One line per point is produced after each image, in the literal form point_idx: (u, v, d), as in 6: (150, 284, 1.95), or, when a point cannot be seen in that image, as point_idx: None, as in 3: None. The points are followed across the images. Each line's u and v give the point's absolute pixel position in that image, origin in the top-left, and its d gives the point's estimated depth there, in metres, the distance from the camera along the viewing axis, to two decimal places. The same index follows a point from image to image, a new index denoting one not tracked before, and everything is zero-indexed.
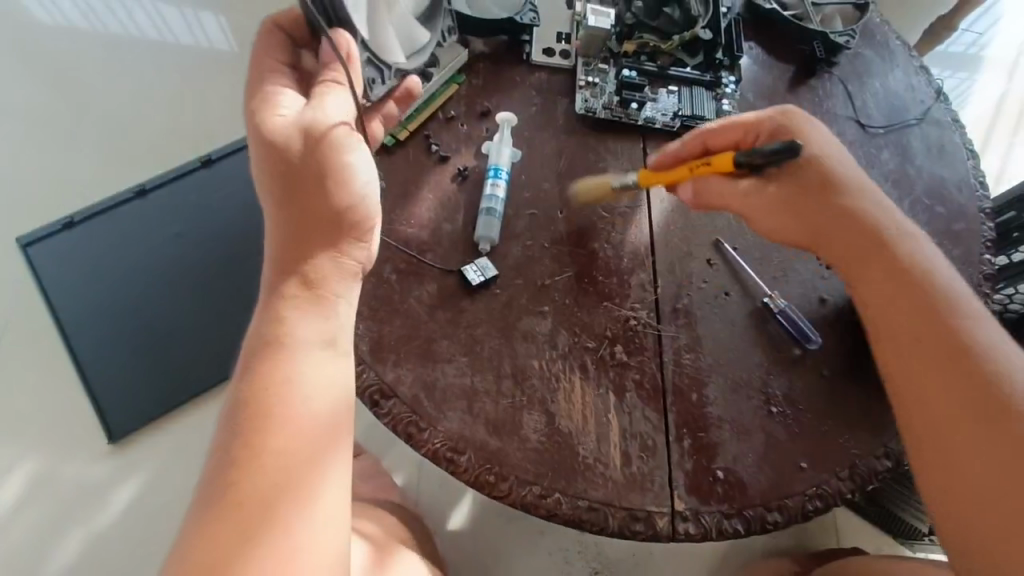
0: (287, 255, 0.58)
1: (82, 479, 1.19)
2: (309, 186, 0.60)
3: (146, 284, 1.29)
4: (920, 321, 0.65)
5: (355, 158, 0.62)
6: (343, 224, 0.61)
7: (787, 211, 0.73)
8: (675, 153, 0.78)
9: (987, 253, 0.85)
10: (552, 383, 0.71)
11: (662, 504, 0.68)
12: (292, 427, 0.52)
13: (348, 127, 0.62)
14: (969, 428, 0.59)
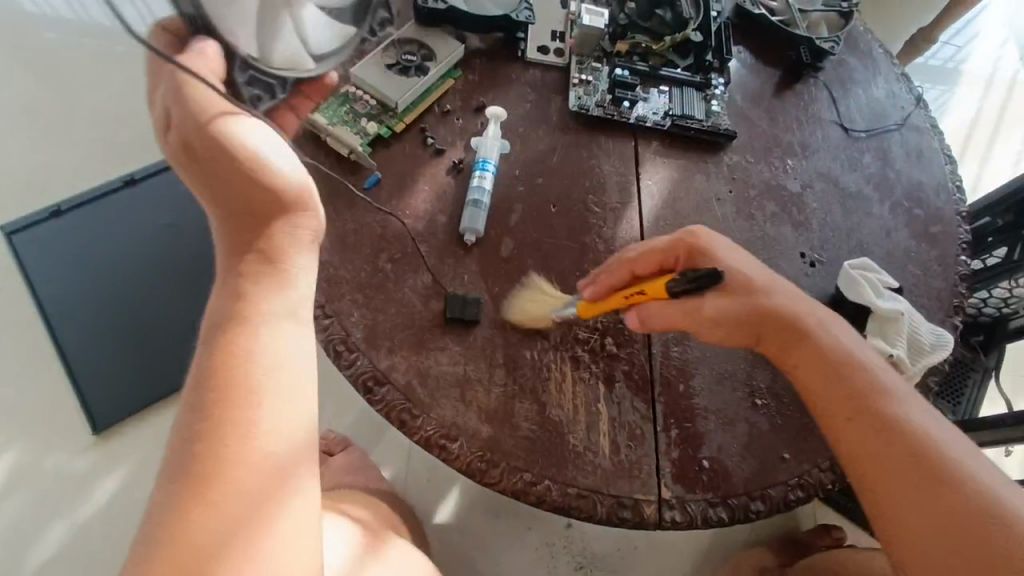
0: (233, 248, 0.55)
1: (66, 469, 1.18)
2: (230, 184, 0.54)
3: (133, 274, 1.28)
4: (863, 428, 0.61)
5: (259, 142, 0.55)
6: (283, 206, 0.56)
7: (738, 320, 0.68)
8: (606, 280, 0.73)
9: (964, 255, 0.88)
10: (543, 373, 0.73)
11: (649, 492, 0.69)
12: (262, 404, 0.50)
13: (235, 115, 0.54)
14: (940, 534, 0.55)
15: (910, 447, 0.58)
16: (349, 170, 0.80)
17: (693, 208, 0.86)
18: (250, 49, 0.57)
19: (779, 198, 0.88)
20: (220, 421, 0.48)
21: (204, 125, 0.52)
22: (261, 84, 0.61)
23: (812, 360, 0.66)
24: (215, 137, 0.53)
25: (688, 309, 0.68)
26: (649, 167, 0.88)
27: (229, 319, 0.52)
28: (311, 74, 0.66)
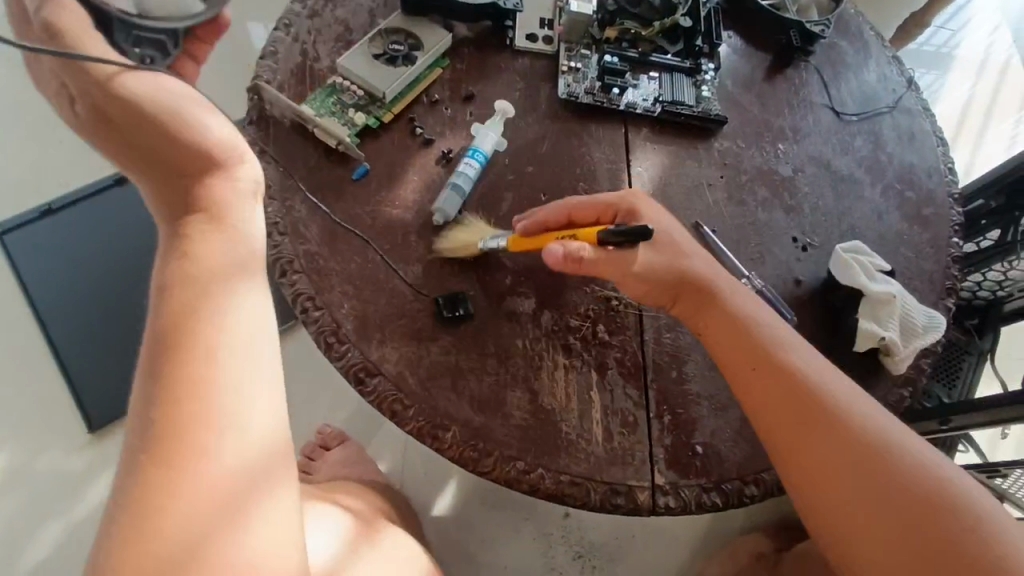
0: (169, 213, 0.53)
1: (62, 468, 1.18)
2: (153, 143, 0.53)
3: (125, 272, 1.28)
4: (778, 393, 0.64)
5: (172, 97, 0.55)
6: (210, 157, 0.55)
7: (657, 285, 0.71)
8: (542, 217, 0.73)
9: (956, 237, 0.88)
10: (536, 362, 0.72)
11: (643, 479, 0.69)
12: (219, 377, 0.48)
13: (138, 74, 0.55)
14: (856, 483, 0.59)
15: (823, 412, 0.62)
16: (337, 161, 0.79)
17: (684, 194, 0.86)
18: (120, 2, 0.60)
19: (770, 182, 0.88)
20: (176, 396, 0.46)
21: (115, 92, 0.53)
22: (150, 40, 0.62)
23: (731, 332, 0.68)
24: (130, 99, 0.53)
25: (621, 259, 0.70)
26: (640, 153, 0.87)
27: (178, 283, 0.50)
28: (199, 17, 0.65)
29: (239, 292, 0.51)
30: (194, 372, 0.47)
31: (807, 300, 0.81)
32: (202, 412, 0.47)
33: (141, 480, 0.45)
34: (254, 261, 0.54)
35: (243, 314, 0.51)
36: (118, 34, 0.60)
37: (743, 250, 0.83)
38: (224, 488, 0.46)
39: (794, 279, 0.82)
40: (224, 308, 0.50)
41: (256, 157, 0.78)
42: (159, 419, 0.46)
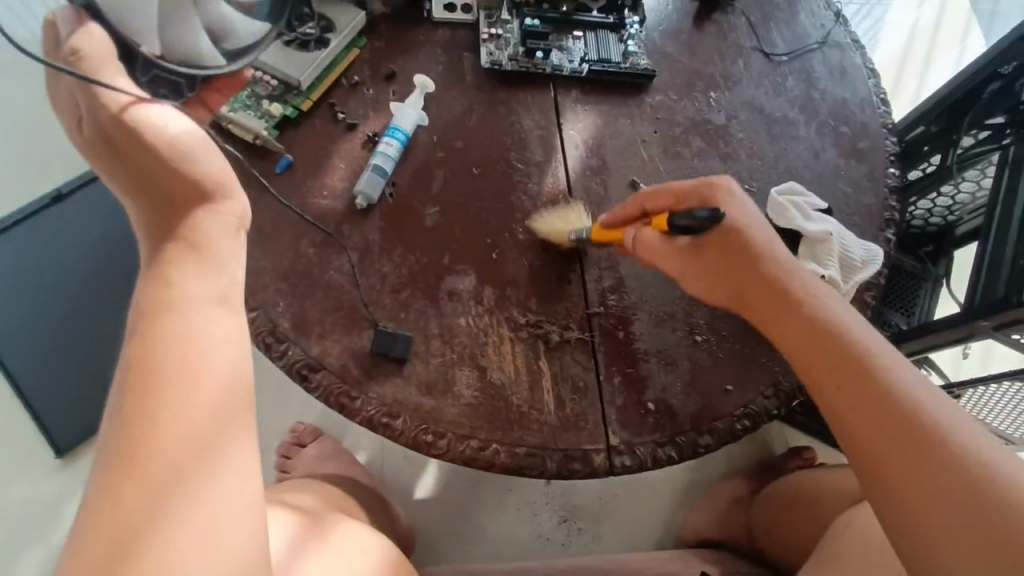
0: (151, 237, 0.50)
1: (32, 495, 1.17)
2: (144, 169, 0.50)
3: (73, 293, 1.24)
4: (835, 365, 0.59)
5: (170, 125, 0.51)
6: (197, 191, 0.51)
7: (729, 283, 0.68)
8: (622, 210, 0.74)
9: (892, 167, 0.88)
10: (481, 338, 0.72)
11: (598, 441, 0.70)
12: (173, 378, 0.45)
13: (142, 100, 0.50)
14: (911, 470, 0.52)
15: (879, 382, 0.56)
16: (258, 157, 0.76)
17: (619, 153, 0.84)
18: (149, 42, 0.56)
19: (705, 132, 0.87)
20: (140, 403, 0.43)
21: (110, 110, 0.49)
22: (170, 83, 0.58)
23: (783, 313, 0.64)
24: (125, 120, 0.49)
25: (689, 256, 0.69)
26: (571, 116, 0.86)
27: (150, 309, 0.47)
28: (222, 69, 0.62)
29: (220, 315, 0.48)
30: (171, 391, 0.44)
31: None
32: (178, 431, 0.43)
33: (111, 500, 0.41)
34: (235, 289, 0.51)
35: (223, 336, 0.48)
36: (136, 67, 0.56)
37: None
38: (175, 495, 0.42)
39: None
40: (203, 329, 0.47)
41: None
42: (130, 437, 0.42)
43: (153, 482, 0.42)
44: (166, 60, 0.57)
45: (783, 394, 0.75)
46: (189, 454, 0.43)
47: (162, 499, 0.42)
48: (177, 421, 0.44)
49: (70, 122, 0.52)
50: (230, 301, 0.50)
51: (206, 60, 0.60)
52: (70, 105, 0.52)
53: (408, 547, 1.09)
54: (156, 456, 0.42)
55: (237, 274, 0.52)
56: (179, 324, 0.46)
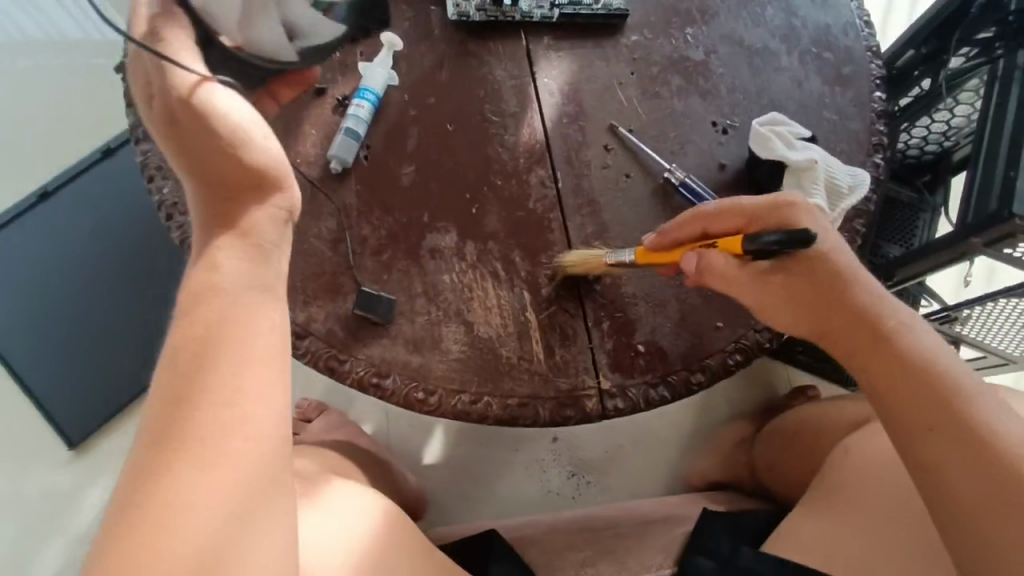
0: (203, 222, 0.50)
1: (50, 487, 1.19)
2: (208, 158, 0.48)
3: (68, 288, 1.24)
4: (911, 385, 0.59)
5: (239, 112, 0.48)
6: (256, 182, 0.50)
7: (802, 304, 0.64)
8: (674, 233, 0.67)
9: (878, 91, 0.86)
10: (465, 294, 0.71)
11: (589, 386, 0.70)
12: (235, 328, 0.46)
13: (211, 84, 0.48)
14: (947, 442, 0.56)
15: (954, 409, 0.57)
16: None
17: (597, 97, 0.81)
18: (231, 31, 0.52)
19: (684, 69, 0.84)
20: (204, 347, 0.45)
21: (180, 91, 0.47)
22: (246, 75, 0.55)
23: (870, 344, 0.61)
24: (194, 102, 0.47)
25: (757, 277, 0.63)
26: (544, 63, 0.82)
27: (201, 291, 0.47)
28: (293, 68, 0.58)
29: (272, 309, 0.49)
30: (232, 389, 0.44)
31: (731, 184, 0.80)
32: (239, 380, 0.44)
33: (168, 444, 0.41)
34: (281, 281, 0.51)
35: (270, 335, 0.47)
36: (211, 53, 0.51)
37: (663, 144, 0.80)
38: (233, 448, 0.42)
39: (718, 164, 0.80)
40: (256, 323, 0.47)
41: (142, 140, 0.74)
42: (195, 382, 0.43)
43: (221, 478, 0.42)
44: (242, 50, 0.54)
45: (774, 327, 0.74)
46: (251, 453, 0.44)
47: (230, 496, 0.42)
48: (239, 418, 0.44)
49: (140, 92, 0.49)
50: (276, 291, 0.50)
51: (281, 57, 0.57)
52: (139, 69, 0.49)
53: (417, 511, 1.11)
54: (224, 454, 0.42)
55: (282, 266, 0.51)
56: (232, 316, 0.46)
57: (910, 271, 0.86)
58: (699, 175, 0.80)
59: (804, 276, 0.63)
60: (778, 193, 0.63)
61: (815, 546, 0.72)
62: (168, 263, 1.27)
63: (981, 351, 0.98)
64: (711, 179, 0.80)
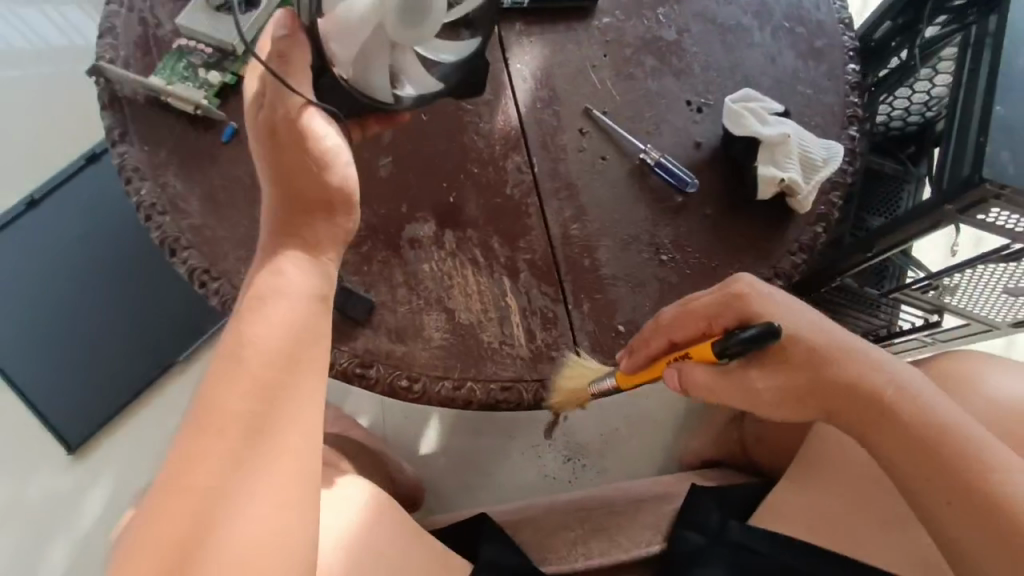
0: (274, 231, 0.61)
1: (51, 492, 1.20)
2: (295, 171, 0.60)
3: (60, 295, 1.25)
4: (921, 458, 0.59)
5: (330, 138, 0.61)
6: (327, 201, 0.61)
7: (795, 393, 0.64)
8: (646, 349, 0.68)
9: (851, 63, 0.86)
10: (446, 282, 0.72)
11: (571, 368, 0.71)
12: (261, 332, 0.56)
13: (316, 109, 0.61)
14: (940, 496, 0.58)
15: (969, 482, 0.57)
16: (202, 129, 0.75)
17: (571, 81, 0.82)
18: (343, 67, 0.62)
19: (656, 49, 0.84)
20: (235, 348, 0.55)
21: (290, 111, 0.60)
22: (346, 102, 0.64)
23: (860, 409, 0.62)
24: (300, 120, 0.60)
25: (740, 376, 0.64)
26: (517, 49, 0.82)
27: (254, 298, 0.58)
28: (385, 107, 0.65)
29: (309, 310, 0.58)
30: (249, 373, 0.54)
31: (710, 161, 0.79)
32: (255, 373, 0.54)
33: (199, 425, 0.52)
34: (330, 288, 0.61)
35: (301, 335, 0.57)
36: (323, 78, 0.62)
37: (638, 125, 0.80)
38: (243, 434, 0.52)
39: (694, 142, 0.80)
40: (287, 319, 0.57)
41: (119, 141, 0.75)
42: (223, 371, 0.54)
43: (225, 446, 0.52)
44: (349, 83, 0.63)
45: None
46: (251, 427, 0.53)
47: (232, 459, 0.52)
48: (246, 398, 0.53)
49: (253, 100, 0.62)
50: (325, 299, 0.60)
51: (376, 96, 0.64)
52: (258, 87, 0.62)
53: (416, 500, 1.11)
54: (230, 423, 0.52)
55: (335, 276, 0.62)
56: (268, 310, 0.57)
57: (897, 237, 0.84)
58: (675, 155, 0.80)
59: (781, 362, 0.64)
60: (725, 284, 0.66)
61: (796, 517, 0.74)
62: (156, 266, 1.27)
63: (965, 319, 0.98)
64: (688, 158, 0.79)
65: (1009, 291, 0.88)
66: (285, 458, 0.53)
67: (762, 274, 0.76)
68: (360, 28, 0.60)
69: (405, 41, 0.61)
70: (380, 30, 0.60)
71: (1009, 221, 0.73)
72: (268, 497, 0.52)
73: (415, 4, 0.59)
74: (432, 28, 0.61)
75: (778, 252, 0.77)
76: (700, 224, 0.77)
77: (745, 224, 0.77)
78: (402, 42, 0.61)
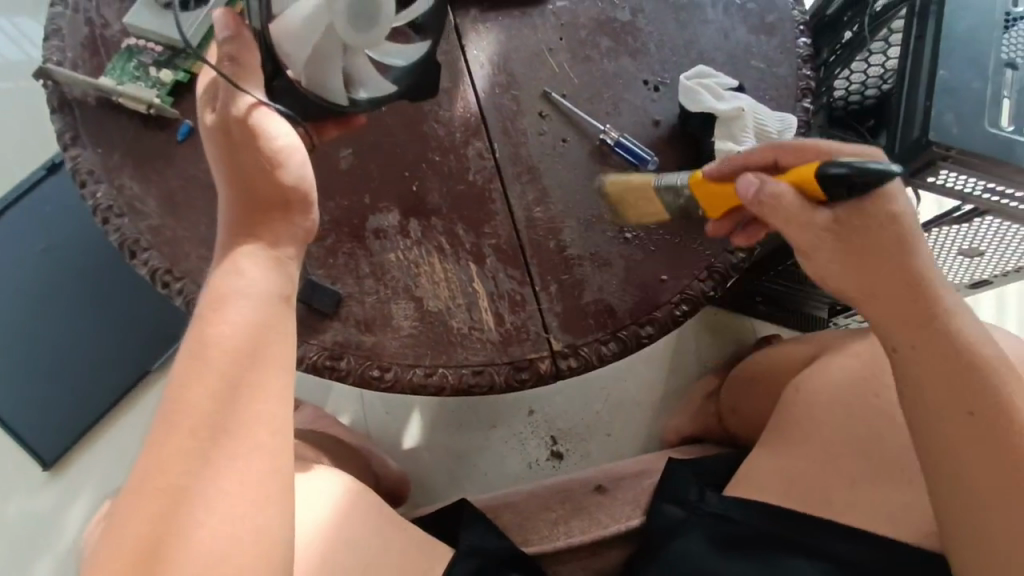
0: (232, 231, 0.60)
1: (30, 510, 1.18)
2: (247, 172, 0.60)
3: (25, 310, 1.22)
4: (948, 391, 0.61)
5: (281, 136, 0.61)
6: (283, 201, 0.61)
7: (856, 271, 0.61)
8: (738, 162, 0.64)
9: (803, 37, 0.87)
10: (412, 270, 0.72)
11: (541, 349, 0.72)
12: (221, 333, 0.55)
13: (264, 108, 0.60)
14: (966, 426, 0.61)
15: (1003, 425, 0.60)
16: (156, 129, 0.74)
17: (527, 66, 0.82)
18: (296, 70, 0.63)
19: (611, 30, 0.84)
20: (199, 348, 0.55)
21: (236, 113, 0.59)
22: (302, 104, 0.65)
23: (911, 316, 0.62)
24: (249, 122, 0.59)
25: (817, 226, 0.58)
26: (474, 36, 0.82)
27: (213, 299, 0.57)
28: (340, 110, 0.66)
29: (272, 309, 0.58)
30: (213, 372, 0.54)
31: (668, 138, 0.80)
32: (220, 374, 0.54)
33: (167, 428, 0.52)
34: (290, 286, 0.61)
35: (264, 332, 0.57)
36: (277, 81, 0.64)
37: (596, 105, 0.81)
38: (211, 434, 0.52)
39: (652, 120, 0.81)
40: (248, 320, 0.56)
41: (71, 145, 0.74)
42: (187, 372, 0.54)
43: (190, 449, 0.51)
44: (303, 85, 0.64)
45: (718, 275, 0.76)
46: (214, 428, 0.52)
47: (197, 461, 0.51)
48: (209, 401, 0.53)
49: (203, 104, 0.61)
50: (288, 298, 0.60)
51: (332, 98, 0.65)
52: (210, 90, 0.61)
53: (401, 493, 1.11)
54: (195, 423, 0.52)
55: (293, 274, 0.62)
56: (230, 311, 0.56)
57: None
58: (634, 134, 0.80)
59: (863, 244, 0.59)
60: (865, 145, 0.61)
61: (766, 476, 0.76)
62: (123, 275, 1.25)
63: None
64: (647, 136, 0.80)
65: (963, 253, 0.89)
66: (252, 460, 0.53)
67: (726, 247, 0.77)
68: (312, 30, 0.61)
69: (357, 42, 0.62)
70: (330, 31, 0.61)
71: (963, 184, 0.75)
72: (236, 500, 0.51)
73: (365, 6, 0.60)
74: (381, 30, 0.62)
75: None
76: None
77: None
78: (353, 43, 0.62)
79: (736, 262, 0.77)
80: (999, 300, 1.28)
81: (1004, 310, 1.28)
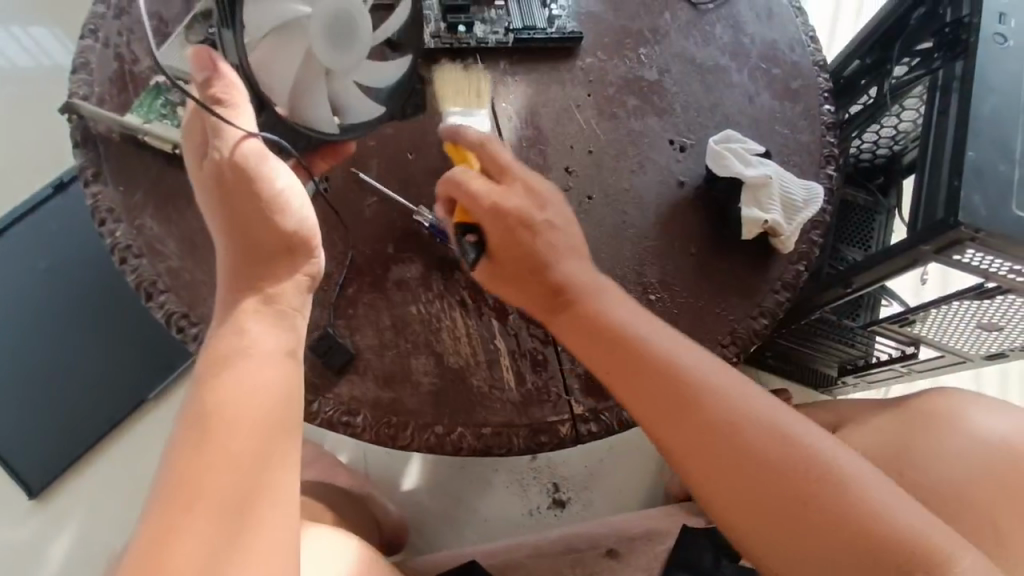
0: (235, 283, 0.60)
1: (14, 539, 1.14)
2: (243, 216, 0.61)
3: (21, 331, 1.19)
4: (689, 446, 0.57)
5: (277, 177, 0.63)
6: (287, 244, 0.63)
7: (547, 293, 0.67)
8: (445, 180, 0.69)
9: (826, 105, 0.88)
10: (434, 325, 0.71)
11: (562, 412, 0.71)
12: (226, 402, 0.53)
13: (254, 141, 0.61)
14: (727, 475, 0.55)
15: (749, 459, 0.54)
16: (181, 169, 0.73)
17: (555, 120, 0.82)
18: (281, 103, 0.65)
19: (638, 90, 0.85)
20: (205, 417, 0.52)
21: (229, 154, 0.60)
22: (295, 138, 0.67)
23: (625, 361, 0.62)
24: (240, 164, 0.61)
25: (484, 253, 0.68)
26: (502, 89, 0.82)
27: (222, 360, 0.55)
28: (332, 137, 0.68)
29: (280, 370, 0.57)
30: (220, 442, 0.51)
31: (693, 201, 0.80)
32: (230, 445, 0.51)
33: (172, 502, 0.48)
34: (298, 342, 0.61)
35: (274, 399, 0.55)
36: (263, 115, 0.65)
37: (622, 163, 0.81)
38: (222, 509, 0.49)
39: (677, 181, 0.81)
40: (257, 383, 0.55)
41: (92, 181, 0.72)
42: (194, 442, 0.51)
43: (202, 526, 0.47)
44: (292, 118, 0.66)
45: (741, 341, 0.76)
46: (226, 503, 0.49)
47: (206, 540, 0.47)
48: (219, 472, 0.50)
49: (192, 152, 0.62)
50: (297, 352, 0.60)
51: (322, 128, 0.67)
52: (194, 130, 0.62)
53: (398, 543, 1.08)
54: (206, 497, 0.49)
55: (301, 326, 0.62)
56: (234, 374, 0.55)
57: (877, 273, 0.85)
58: (660, 194, 0.80)
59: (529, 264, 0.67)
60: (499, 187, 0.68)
61: None
62: (125, 300, 1.23)
63: (940, 351, 1.00)
64: (672, 196, 0.80)
65: (982, 326, 0.89)
66: (264, 538, 0.50)
67: (748, 313, 0.77)
68: (292, 59, 0.62)
69: (339, 66, 0.64)
70: (310, 60, 0.63)
71: (986, 263, 0.75)
72: None
73: (341, 30, 0.62)
74: (361, 46, 0.64)
75: (766, 291, 0.78)
76: (687, 262, 0.77)
77: (729, 262, 0.78)
78: (335, 68, 0.64)
79: (759, 328, 0.77)
80: (1002, 371, 1.28)
81: (1006, 380, 1.28)
